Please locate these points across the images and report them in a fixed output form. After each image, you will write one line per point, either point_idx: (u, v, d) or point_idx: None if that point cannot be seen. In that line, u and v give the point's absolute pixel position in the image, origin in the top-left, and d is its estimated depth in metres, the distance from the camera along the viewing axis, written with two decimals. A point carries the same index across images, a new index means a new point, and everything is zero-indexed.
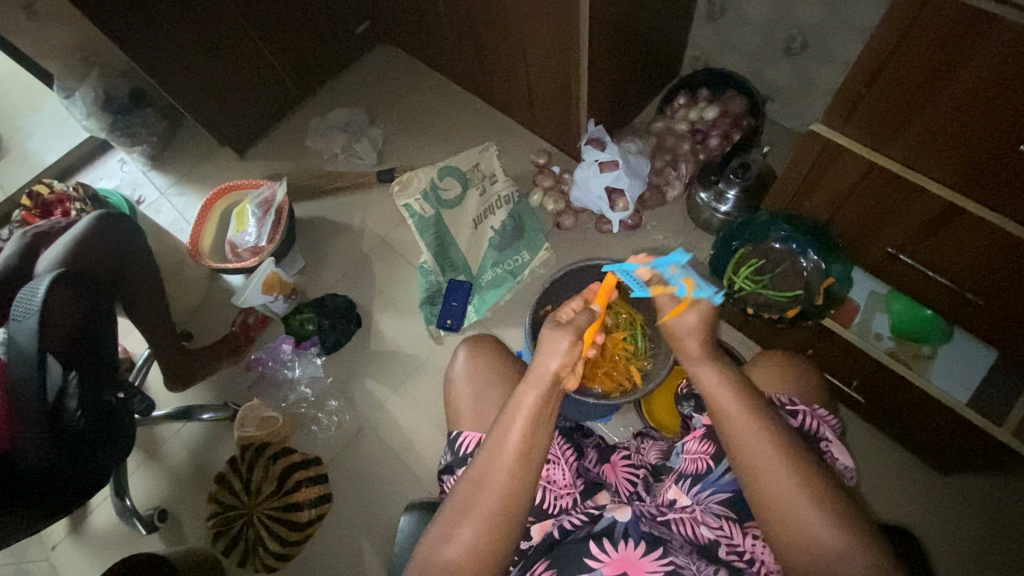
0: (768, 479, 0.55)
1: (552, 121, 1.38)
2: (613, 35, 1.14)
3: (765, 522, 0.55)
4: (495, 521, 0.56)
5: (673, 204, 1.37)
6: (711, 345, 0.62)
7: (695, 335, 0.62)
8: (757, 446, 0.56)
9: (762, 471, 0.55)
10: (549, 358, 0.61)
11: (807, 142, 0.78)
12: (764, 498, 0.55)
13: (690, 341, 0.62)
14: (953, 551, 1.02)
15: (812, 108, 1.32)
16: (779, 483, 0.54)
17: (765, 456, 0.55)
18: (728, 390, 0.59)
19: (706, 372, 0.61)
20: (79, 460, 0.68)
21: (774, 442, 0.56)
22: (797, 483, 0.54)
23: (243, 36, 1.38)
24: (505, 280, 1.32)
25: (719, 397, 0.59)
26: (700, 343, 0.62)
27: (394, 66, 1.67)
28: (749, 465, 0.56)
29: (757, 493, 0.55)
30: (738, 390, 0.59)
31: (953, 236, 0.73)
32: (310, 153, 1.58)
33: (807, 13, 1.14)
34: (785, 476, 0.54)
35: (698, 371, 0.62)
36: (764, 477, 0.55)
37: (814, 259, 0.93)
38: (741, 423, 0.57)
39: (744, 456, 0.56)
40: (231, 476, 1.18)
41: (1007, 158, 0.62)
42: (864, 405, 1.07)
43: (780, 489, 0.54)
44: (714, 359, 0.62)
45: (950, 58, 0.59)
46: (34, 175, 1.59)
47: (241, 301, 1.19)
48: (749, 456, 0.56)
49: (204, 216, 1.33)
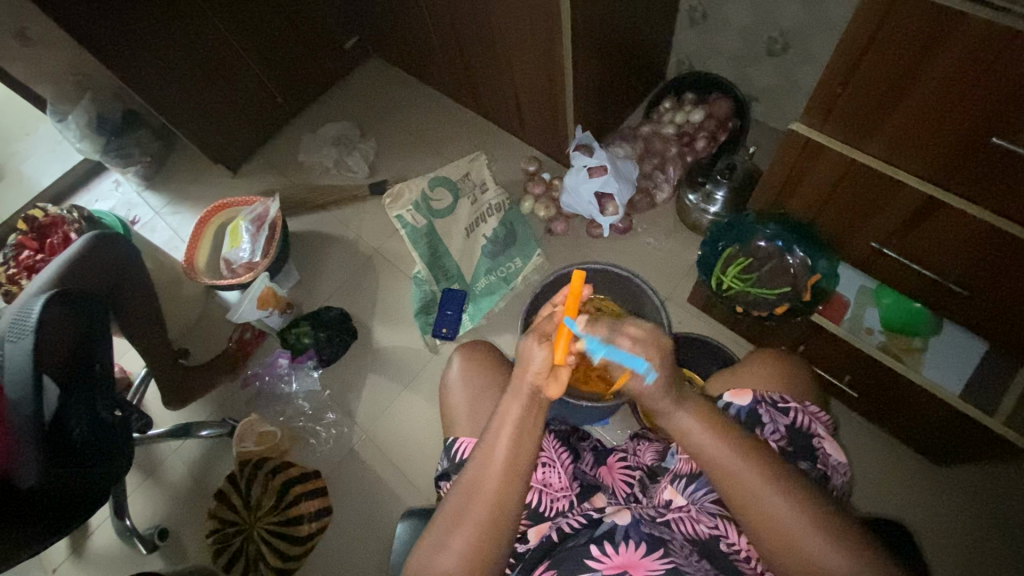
0: (756, 493, 0.55)
1: (540, 129, 1.40)
2: (597, 41, 1.15)
3: (757, 532, 0.55)
4: (488, 526, 0.56)
5: (663, 207, 1.38)
6: (679, 391, 0.60)
7: (657, 390, 0.59)
8: (736, 475, 0.57)
9: (741, 488, 0.56)
10: (526, 370, 0.59)
11: (788, 141, 0.79)
12: (755, 504, 0.55)
13: (656, 395, 0.59)
14: (955, 544, 1.01)
15: (796, 107, 1.33)
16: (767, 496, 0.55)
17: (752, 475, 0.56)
18: (706, 429, 0.59)
19: (681, 418, 0.60)
20: (77, 482, 0.68)
21: (748, 462, 0.57)
22: (777, 489, 0.55)
23: (233, 54, 1.39)
24: (499, 287, 1.32)
25: (696, 435, 0.59)
26: (665, 397, 0.59)
27: (383, 79, 1.69)
28: (729, 492, 0.57)
29: (748, 506, 0.56)
30: (714, 425, 0.59)
31: (934, 230, 0.74)
32: (302, 167, 1.59)
33: (786, 16, 1.16)
34: (766, 490, 0.55)
35: (670, 421, 0.60)
36: (750, 496, 0.56)
37: (801, 257, 0.96)
38: (726, 460, 0.57)
39: (729, 477, 0.57)
40: (230, 493, 1.17)
41: (978, 150, 0.63)
42: (858, 400, 1.07)
43: (772, 495, 0.55)
44: (683, 400, 0.60)
45: (920, 55, 0.60)
46: (29, 199, 1.61)
47: (236, 317, 1.20)
48: (728, 479, 0.57)
49: (199, 233, 1.34)
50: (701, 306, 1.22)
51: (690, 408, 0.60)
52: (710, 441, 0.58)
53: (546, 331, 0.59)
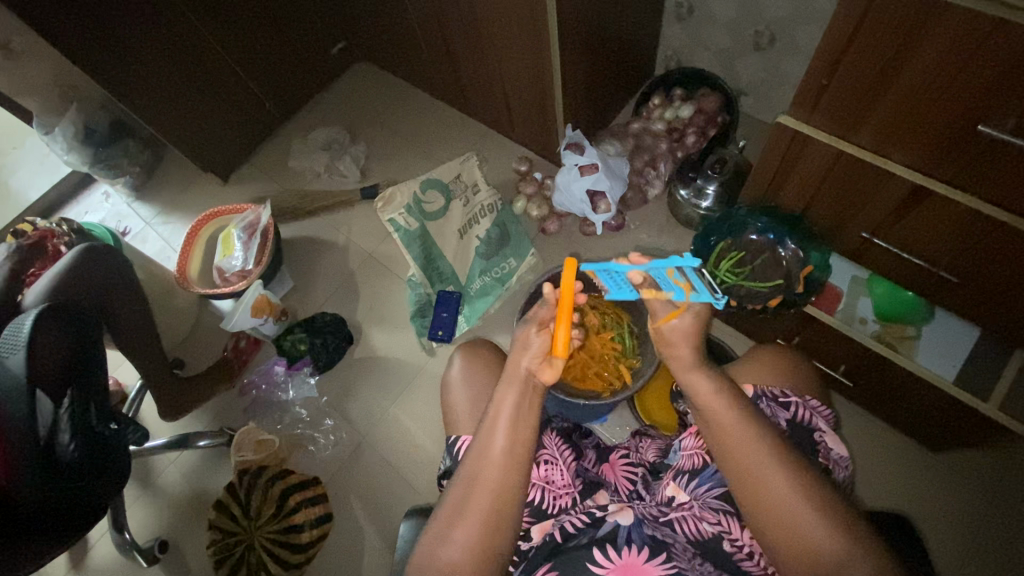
0: (767, 482, 0.54)
1: (530, 129, 1.40)
2: (584, 38, 1.15)
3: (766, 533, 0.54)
4: (489, 516, 0.56)
5: (655, 203, 1.39)
6: (702, 351, 0.62)
7: (690, 339, 0.62)
8: (755, 454, 0.55)
9: (755, 470, 0.54)
10: (521, 357, 0.61)
11: (777, 134, 0.79)
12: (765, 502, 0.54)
13: (682, 346, 0.62)
14: (953, 529, 1.02)
15: (784, 100, 1.34)
16: (776, 486, 0.53)
17: (763, 457, 0.55)
18: (721, 399, 0.59)
19: (699, 380, 0.60)
20: (75, 496, 0.67)
21: (752, 433, 0.56)
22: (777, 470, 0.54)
23: (220, 61, 1.38)
24: (494, 288, 1.33)
25: (712, 403, 0.59)
26: (693, 346, 0.62)
27: (372, 82, 1.69)
28: (743, 471, 0.55)
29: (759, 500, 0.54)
30: (729, 397, 0.59)
31: (923, 217, 0.75)
32: (293, 173, 1.59)
33: (771, 9, 1.17)
34: (775, 474, 0.54)
35: (689, 377, 0.61)
36: (766, 484, 0.54)
37: (792, 248, 0.94)
38: (738, 436, 0.56)
39: (740, 458, 0.55)
40: (230, 502, 1.14)
41: (963, 138, 0.64)
42: (853, 389, 1.08)
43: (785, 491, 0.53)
44: (706, 365, 0.62)
45: (905, 45, 0.60)
46: (18, 213, 1.60)
47: (230, 325, 1.18)
48: (742, 449, 0.56)
49: (190, 243, 1.33)
50: None
51: (707, 372, 0.60)
52: (724, 405, 0.58)
53: (545, 319, 0.63)
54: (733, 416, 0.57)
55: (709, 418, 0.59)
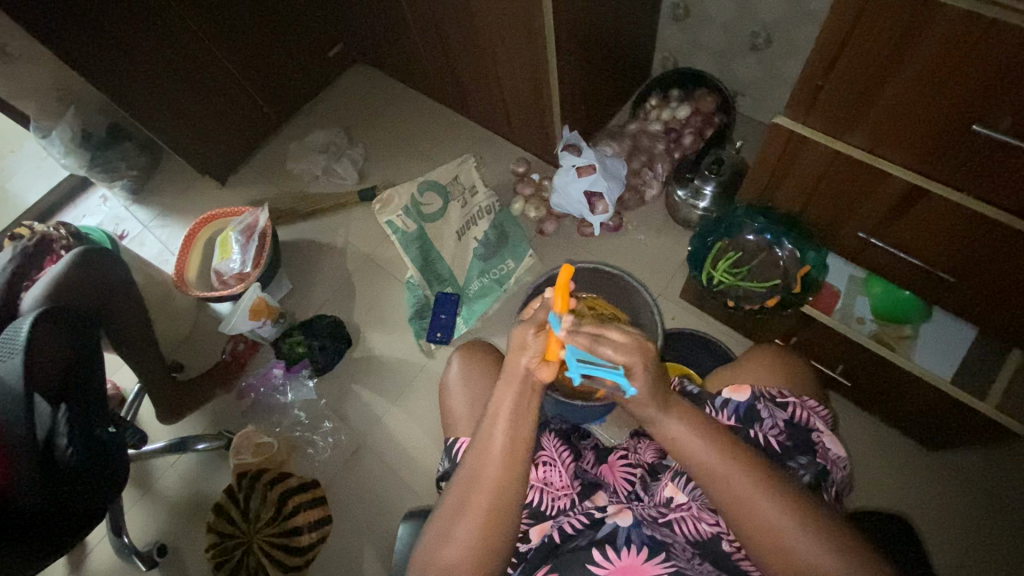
0: (744, 504, 0.54)
1: (527, 130, 1.40)
2: (581, 40, 1.15)
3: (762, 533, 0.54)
4: (490, 515, 0.56)
5: (652, 204, 1.39)
6: (666, 396, 0.57)
7: (645, 401, 0.57)
8: (731, 481, 0.55)
9: (729, 497, 0.55)
10: (520, 356, 0.59)
11: (773, 134, 0.79)
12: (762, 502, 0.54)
13: (645, 401, 0.57)
14: (951, 528, 1.02)
15: (780, 101, 1.34)
16: (754, 507, 0.54)
17: (738, 487, 0.55)
18: (693, 434, 0.57)
19: (666, 423, 0.58)
20: (73, 500, 0.67)
21: (727, 463, 0.55)
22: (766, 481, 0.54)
23: (217, 65, 1.38)
24: (493, 289, 1.32)
25: (682, 440, 0.57)
26: (655, 404, 0.57)
27: (370, 84, 1.69)
28: (718, 495, 0.55)
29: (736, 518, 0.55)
30: (702, 428, 0.57)
31: (919, 217, 0.75)
32: (291, 176, 1.59)
33: (767, 10, 1.17)
34: (751, 498, 0.54)
35: (657, 424, 0.58)
36: (744, 508, 0.54)
37: (789, 249, 0.96)
38: (713, 466, 0.56)
39: (714, 484, 0.56)
40: (228, 506, 1.15)
41: (958, 138, 0.64)
42: (850, 389, 1.08)
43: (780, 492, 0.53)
44: (671, 408, 0.58)
45: (899, 45, 0.60)
46: (15, 217, 1.59)
47: (229, 328, 1.20)
48: (714, 480, 0.55)
49: (188, 247, 1.33)
50: (694, 302, 1.23)
51: (678, 414, 0.58)
52: (696, 439, 0.57)
53: (541, 321, 0.59)
54: (708, 448, 0.56)
55: (682, 451, 0.57)
